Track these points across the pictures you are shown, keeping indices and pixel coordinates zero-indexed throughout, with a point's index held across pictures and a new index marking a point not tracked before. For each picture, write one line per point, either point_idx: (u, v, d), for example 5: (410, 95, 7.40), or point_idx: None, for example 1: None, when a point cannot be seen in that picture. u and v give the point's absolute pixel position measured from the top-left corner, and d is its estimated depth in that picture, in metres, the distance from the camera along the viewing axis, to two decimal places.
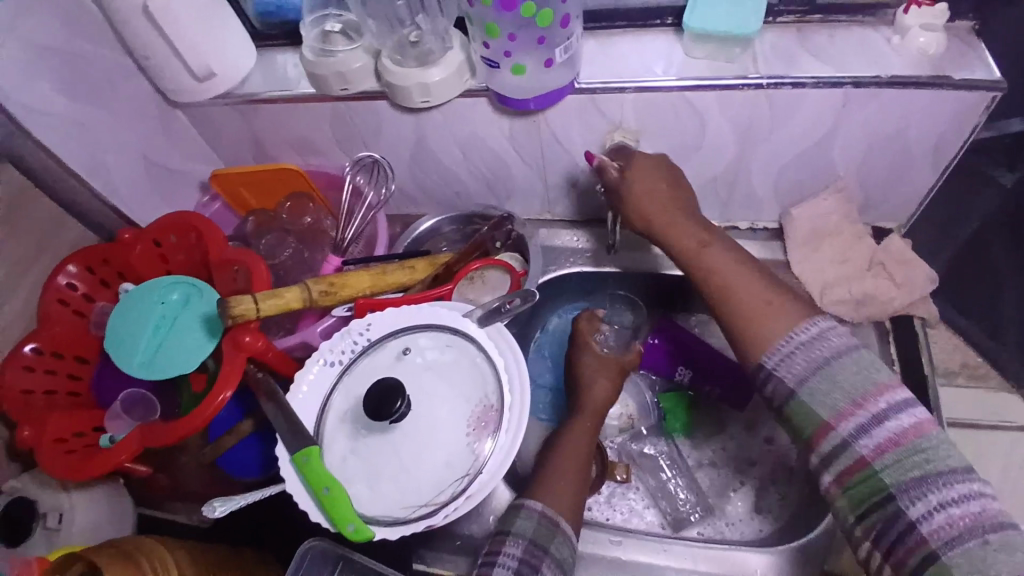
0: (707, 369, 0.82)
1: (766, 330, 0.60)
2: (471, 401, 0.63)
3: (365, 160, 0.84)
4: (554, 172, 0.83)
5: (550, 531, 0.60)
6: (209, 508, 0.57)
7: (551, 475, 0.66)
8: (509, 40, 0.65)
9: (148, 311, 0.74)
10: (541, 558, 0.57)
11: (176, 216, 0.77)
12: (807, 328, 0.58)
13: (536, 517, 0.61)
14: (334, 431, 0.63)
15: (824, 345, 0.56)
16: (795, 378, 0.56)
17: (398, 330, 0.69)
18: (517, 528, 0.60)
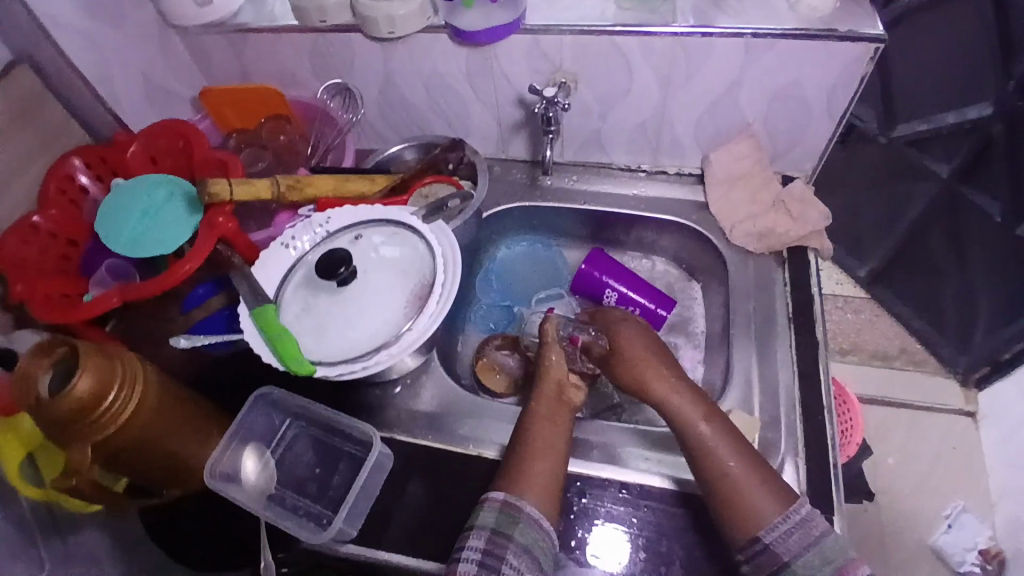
0: (630, 293, 0.93)
1: (751, 508, 0.63)
2: (411, 278, 0.73)
3: (338, 88, 0.94)
4: (506, 112, 0.94)
5: (511, 520, 0.61)
6: (177, 339, 0.72)
7: (520, 470, 0.65)
8: None
9: (135, 201, 0.83)
10: (505, 546, 0.60)
11: (168, 123, 0.87)
12: (787, 516, 0.62)
13: (497, 508, 0.62)
14: (290, 295, 0.73)
15: (797, 536, 0.61)
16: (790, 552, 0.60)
17: (353, 223, 0.79)
18: (519, 538, 0.60)
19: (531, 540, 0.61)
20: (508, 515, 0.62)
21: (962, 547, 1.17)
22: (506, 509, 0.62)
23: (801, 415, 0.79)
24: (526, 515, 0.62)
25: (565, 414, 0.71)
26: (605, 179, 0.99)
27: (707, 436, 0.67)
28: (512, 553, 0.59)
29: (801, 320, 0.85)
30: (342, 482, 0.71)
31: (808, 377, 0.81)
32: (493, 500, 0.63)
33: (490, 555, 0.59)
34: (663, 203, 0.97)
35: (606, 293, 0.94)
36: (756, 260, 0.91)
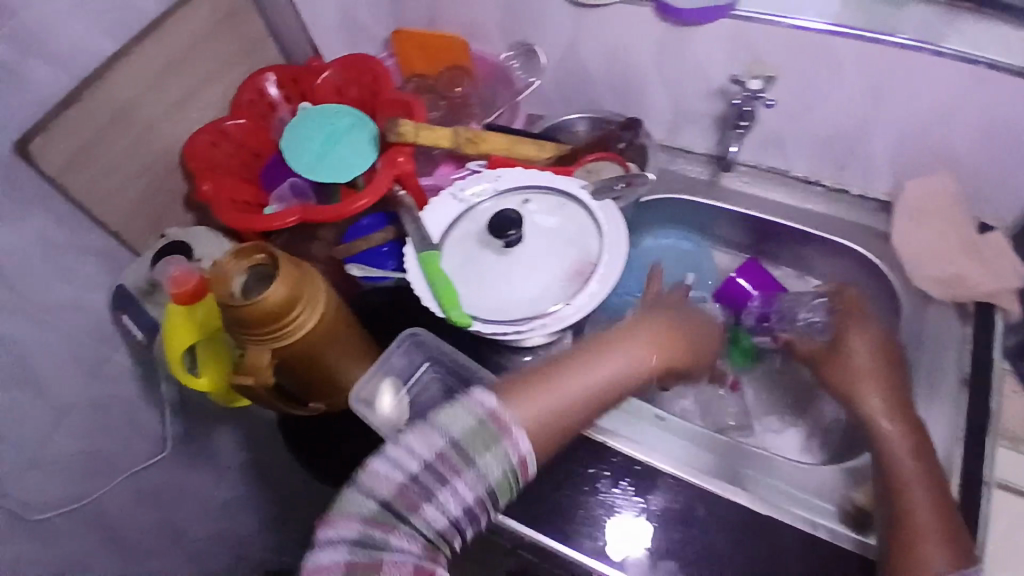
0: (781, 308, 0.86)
1: (923, 548, 0.61)
2: (573, 253, 0.72)
3: (523, 48, 0.93)
4: (685, 100, 0.89)
5: (510, 487, 0.54)
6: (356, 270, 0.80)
7: (536, 393, 0.59)
8: None
9: (319, 127, 0.86)
10: (485, 508, 0.53)
11: (357, 57, 0.89)
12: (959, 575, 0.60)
13: (513, 459, 0.53)
14: (452, 246, 0.74)
15: None
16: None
17: (521, 186, 0.78)
18: (484, 458, 0.52)
19: (499, 457, 0.52)
20: (489, 430, 0.53)
21: None
22: (484, 423, 0.53)
23: (959, 483, 0.71)
24: (503, 428, 0.54)
25: (643, 369, 0.65)
26: (776, 188, 0.92)
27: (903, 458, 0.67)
28: (463, 467, 0.51)
29: (976, 383, 0.77)
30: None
31: (975, 444, 0.73)
32: (516, 447, 0.54)
33: (465, 475, 0.51)
34: (835, 225, 0.90)
35: (751, 306, 0.89)
36: (933, 309, 0.83)
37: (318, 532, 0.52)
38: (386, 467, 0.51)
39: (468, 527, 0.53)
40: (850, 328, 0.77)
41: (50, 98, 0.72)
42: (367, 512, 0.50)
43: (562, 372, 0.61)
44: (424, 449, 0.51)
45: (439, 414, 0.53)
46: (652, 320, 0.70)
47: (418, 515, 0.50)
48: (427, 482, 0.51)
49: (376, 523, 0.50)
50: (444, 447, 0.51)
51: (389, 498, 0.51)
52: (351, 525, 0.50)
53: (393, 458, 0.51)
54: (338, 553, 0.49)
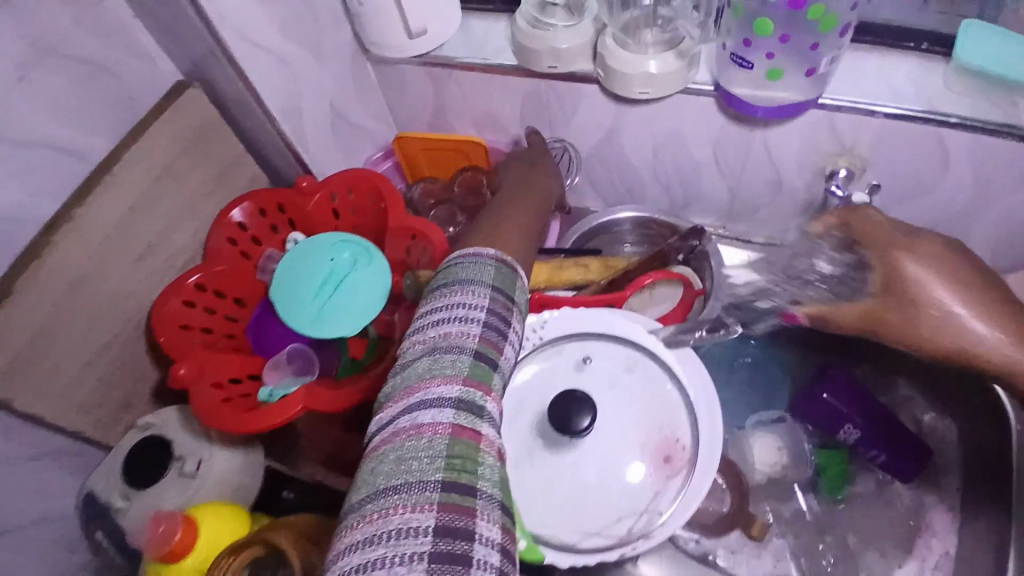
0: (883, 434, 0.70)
1: None
2: (658, 432, 0.57)
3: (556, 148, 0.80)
4: (747, 189, 0.75)
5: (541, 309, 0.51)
6: None
7: (490, 231, 0.57)
8: (780, 40, 0.58)
9: (317, 266, 0.71)
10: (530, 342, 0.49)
11: (356, 172, 0.75)
12: None
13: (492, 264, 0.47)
14: (501, 432, 0.58)
15: None
16: None
17: (575, 334, 0.62)
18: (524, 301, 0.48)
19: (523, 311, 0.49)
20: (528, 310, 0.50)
21: None
22: (502, 268, 0.48)
23: None
24: (516, 269, 0.50)
25: (539, 205, 0.67)
26: None
27: None
28: (517, 311, 0.47)
29: None
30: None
31: None
32: (488, 256, 0.48)
33: (522, 326, 0.47)
34: None
35: (845, 428, 0.72)
36: None
37: (388, 411, 0.41)
38: (453, 324, 0.43)
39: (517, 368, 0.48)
40: (900, 260, 0.53)
41: None
42: (466, 371, 0.41)
43: (500, 220, 0.60)
44: (475, 298, 0.45)
45: (458, 273, 0.46)
46: (532, 177, 0.72)
47: (502, 371, 0.44)
48: (488, 322, 0.44)
49: (471, 384, 0.41)
50: (475, 284, 0.45)
51: (479, 351, 0.43)
52: (449, 386, 0.40)
53: (442, 320, 0.44)
54: (445, 413, 0.39)
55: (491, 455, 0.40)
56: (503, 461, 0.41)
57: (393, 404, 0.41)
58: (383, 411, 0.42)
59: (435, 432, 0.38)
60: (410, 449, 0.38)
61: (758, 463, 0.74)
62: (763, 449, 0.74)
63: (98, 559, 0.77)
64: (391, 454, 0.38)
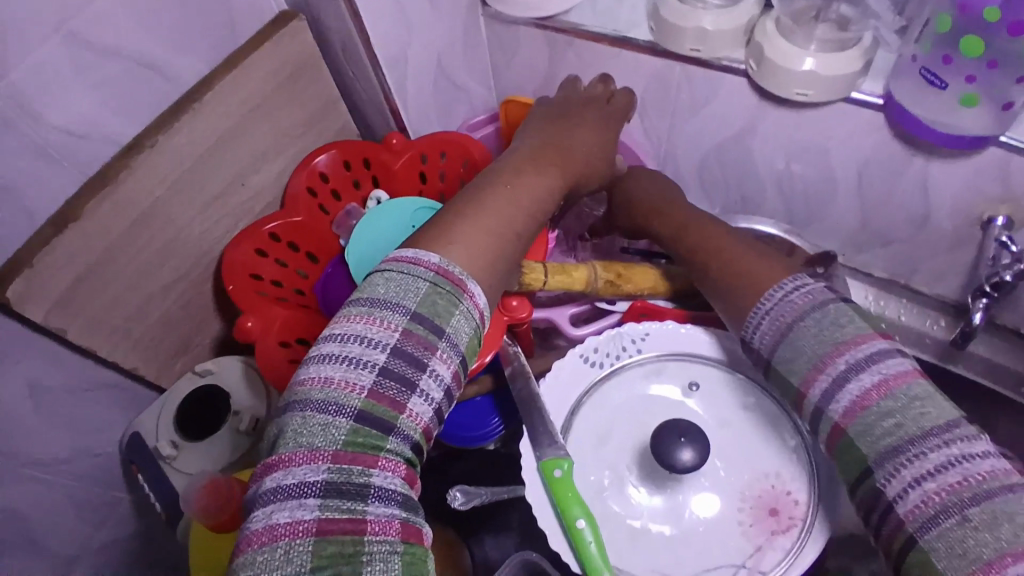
0: None
1: (756, 276, 0.52)
2: (763, 478, 0.51)
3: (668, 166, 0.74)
4: (880, 217, 0.68)
5: (478, 340, 0.45)
6: (453, 499, 0.58)
7: (465, 209, 0.50)
8: (985, 67, 0.52)
9: (402, 230, 0.66)
10: (461, 381, 0.44)
11: (447, 135, 0.70)
12: (782, 281, 0.50)
13: (424, 280, 0.42)
14: (587, 448, 0.54)
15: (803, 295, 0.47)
16: (769, 345, 0.48)
17: (679, 353, 0.57)
18: (455, 330, 0.42)
19: (470, 330, 0.43)
20: (477, 338, 0.44)
21: None
22: (435, 282, 0.42)
23: None
24: (460, 286, 0.43)
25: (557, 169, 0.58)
26: None
27: (734, 245, 0.56)
28: (436, 341, 0.41)
29: None
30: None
31: None
32: (427, 262, 0.43)
33: (443, 365, 0.41)
34: None
35: None
36: None
37: (256, 491, 0.38)
38: (334, 367, 0.39)
39: (447, 410, 0.43)
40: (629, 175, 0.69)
41: (40, 202, 0.53)
42: (339, 443, 0.37)
43: (488, 200, 0.51)
44: (378, 328, 0.40)
45: (375, 290, 0.42)
46: (564, 134, 0.62)
47: (404, 424, 0.39)
48: (383, 367, 0.39)
49: (343, 459, 0.37)
50: (383, 312, 0.41)
51: (365, 409, 0.38)
52: (313, 465, 0.36)
53: (324, 362, 0.39)
54: (305, 509, 0.35)
55: (375, 543, 0.35)
56: (394, 543, 0.36)
57: (251, 494, 0.38)
58: (251, 487, 0.39)
59: (293, 536, 0.35)
60: (264, 565, 0.34)
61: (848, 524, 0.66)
62: None
63: (134, 494, 0.75)
64: (250, 556, 0.35)
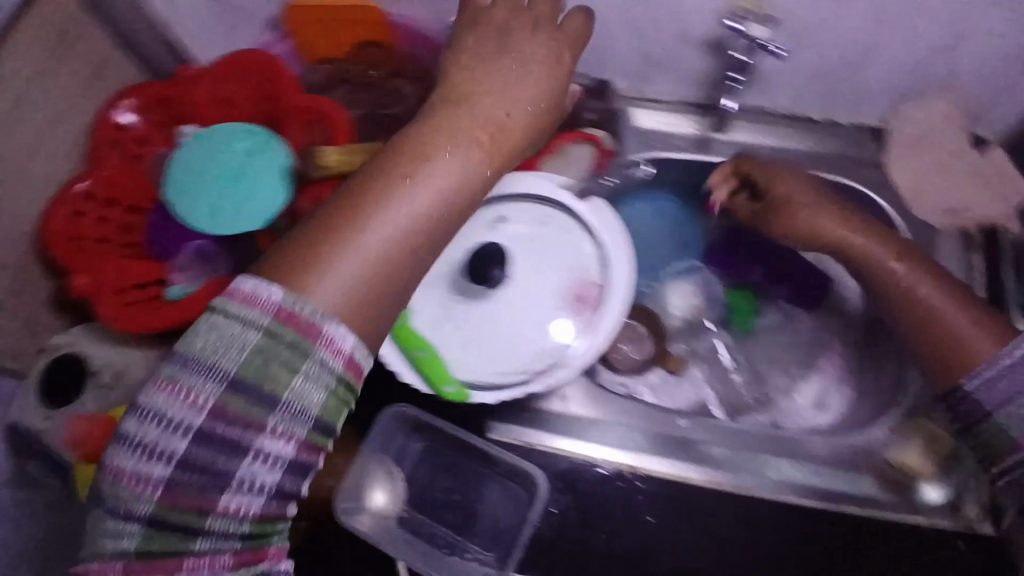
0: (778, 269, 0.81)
1: (946, 329, 0.60)
2: (570, 278, 0.61)
3: None
4: (656, 46, 0.74)
5: (339, 406, 0.41)
6: None
7: (316, 231, 0.44)
8: None
9: (217, 159, 0.67)
10: (316, 455, 0.41)
11: (239, 56, 0.69)
12: (1017, 347, 0.54)
13: (243, 344, 0.39)
14: (423, 295, 0.60)
15: (1019, 377, 0.52)
16: (995, 401, 0.53)
17: (488, 198, 0.63)
18: (303, 403, 0.39)
19: (323, 399, 0.40)
20: (337, 404, 0.41)
21: None
22: (260, 345, 0.39)
23: None
24: (311, 334, 0.40)
25: (479, 131, 0.51)
26: (769, 130, 0.81)
27: (899, 274, 0.65)
28: (256, 416, 0.38)
29: None
30: (495, 510, 0.66)
31: None
32: (265, 298, 0.39)
33: (283, 445, 0.39)
34: (828, 163, 0.80)
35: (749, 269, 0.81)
36: (940, 240, 0.77)
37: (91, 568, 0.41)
38: (127, 459, 0.38)
39: (300, 487, 0.41)
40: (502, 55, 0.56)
41: None
42: (135, 543, 0.38)
43: (335, 227, 0.44)
44: (180, 405, 0.38)
45: (193, 345, 0.39)
46: (474, 79, 0.55)
47: (216, 518, 0.38)
48: (182, 460, 0.38)
49: (137, 560, 0.38)
50: (194, 380, 0.38)
51: (162, 507, 0.38)
52: (109, 566, 0.38)
53: (122, 449, 0.39)
54: None
55: None
56: None
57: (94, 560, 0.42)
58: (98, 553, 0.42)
59: None
60: None
61: (674, 305, 0.84)
62: (679, 295, 0.84)
63: None
64: None
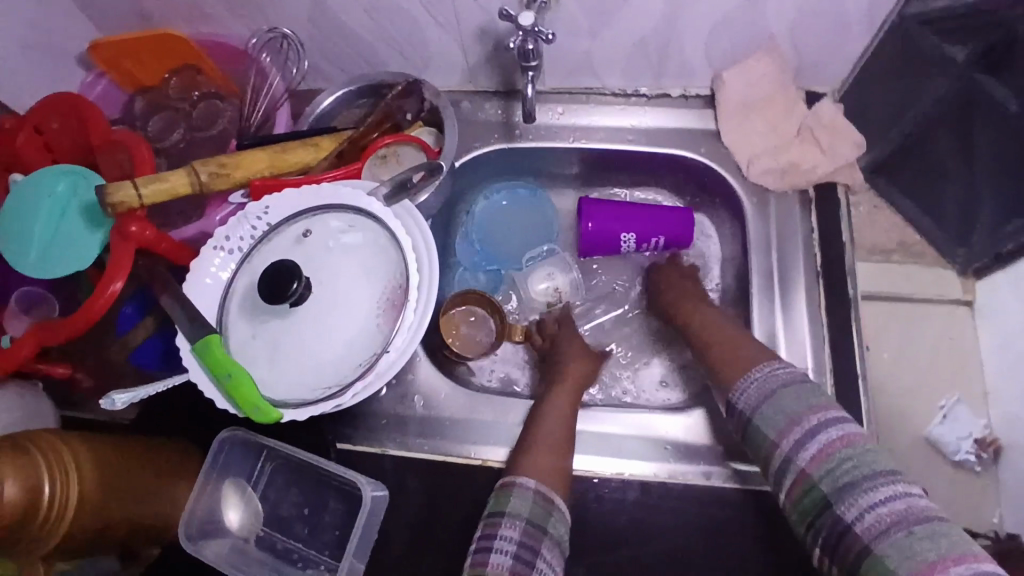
0: (648, 230, 0.82)
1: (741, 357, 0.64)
2: (379, 284, 0.61)
3: (275, 35, 0.75)
4: (469, 37, 0.74)
5: (545, 512, 0.59)
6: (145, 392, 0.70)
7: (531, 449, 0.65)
8: None
9: (35, 205, 0.69)
10: (540, 539, 0.58)
11: (51, 98, 0.71)
12: (767, 365, 0.61)
13: (532, 497, 0.60)
14: (235, 319, 0.61)
15: (771, 380, 0.59)
16: (751, 405, 0.59)
17: (297, 214, 0.64)
18: (511, 508, 0.59)
19: (562, 530, 0.59)
20: (542, 507, 0.59)
21: (957, 437, 0.90)
22: (503, 487, 0.61)
23: (831, 382, 0.72)
24: (517, 481, 0.61)
25: (571, 391, 0.72)
26: (597, 109, 0.82)
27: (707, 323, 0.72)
28: (498, 519, 0.59)
29: (830, 276, 0.75)
30: (334, 521, 0.66)
31: (839, 339, 0.73)
32: (523, 485, 0.61)
33: (509, 530, 0.57)
34: (667, 135, 0.81)
35: (623, 239, 0.83)
36: (775, 201, 0.78)
37: None
38: (489, 554, 0.57)
39: (540, 560, 0.57)
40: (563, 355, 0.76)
41: None
42: None
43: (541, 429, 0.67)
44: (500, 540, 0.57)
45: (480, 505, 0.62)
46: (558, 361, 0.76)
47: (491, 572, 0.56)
48: (513, 555, 0.56)
49: None
50: (501, 526, 0.58)
51: None
52: None
53: (487, 546, 0.58)
54: None
55: None
56: None
57: None
58: None
59: None
60: None
61: (537, 294, 0.86)
62: (541, 279, 0.86)
63: None
64: None
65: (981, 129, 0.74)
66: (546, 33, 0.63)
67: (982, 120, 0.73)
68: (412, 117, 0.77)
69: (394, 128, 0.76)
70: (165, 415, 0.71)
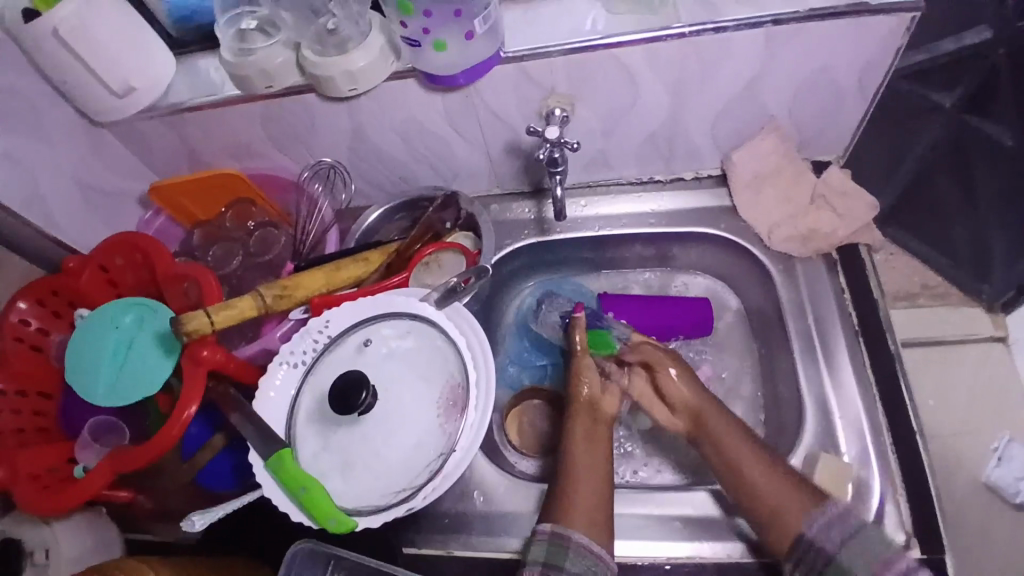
0: (669, 324, 0.85)
1: (786, 501, 0.63)
2: (437, 384, 0.64)
3: (322, 166, 0.83)
4: (496, 150, 0.81)
5: (560, 551, 0.62)
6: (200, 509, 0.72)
7: (566, 496, 0.66)
8: (426, 17, 0.64)
9: (105, 337, 0.73)
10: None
11: (120, 238, 0.76)
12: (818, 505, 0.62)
13: (546, 539, 0.63)
14: (303, 431, 0.64)
15: (822, 505, 0.61)
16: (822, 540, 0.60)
17: (356, 323, 0.68)
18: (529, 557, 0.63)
19: (584, 568, 0.61)
20: (557, 545, 0.62)
21: (1016, 477, 0.89)
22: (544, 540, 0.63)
23: (891, 441, 0.72)
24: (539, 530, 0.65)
25: (604, 428, 0.73)
26: (617, 197, 0.88)
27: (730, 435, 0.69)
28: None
29: (868, 331, 0.77)
30: None
31: (888, 392, 0.74)
32: (541, 531, 0.64)
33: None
34: (686, 215, 0.86)
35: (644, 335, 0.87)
36: (800, 264, 0.82)
37: None
38: None
39: None
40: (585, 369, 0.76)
41: None
42: None
43: (577, 476, 0.68)
44: None
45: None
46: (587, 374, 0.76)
47: None
48: None
49: None
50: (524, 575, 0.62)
51: None
52: None
53: None
54: None
55: None
56: None
57: None
58: None
59: None
60: None
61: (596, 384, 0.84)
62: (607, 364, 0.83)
63: None
64: None
65: (981, 164, 0.82)
66: (572, 143, 0.70)
67: (982, 158, 0.81)
68: (451, 226, 0.83)
69: (435, 237, 0.82)
70: (235, 534, 0.72)
